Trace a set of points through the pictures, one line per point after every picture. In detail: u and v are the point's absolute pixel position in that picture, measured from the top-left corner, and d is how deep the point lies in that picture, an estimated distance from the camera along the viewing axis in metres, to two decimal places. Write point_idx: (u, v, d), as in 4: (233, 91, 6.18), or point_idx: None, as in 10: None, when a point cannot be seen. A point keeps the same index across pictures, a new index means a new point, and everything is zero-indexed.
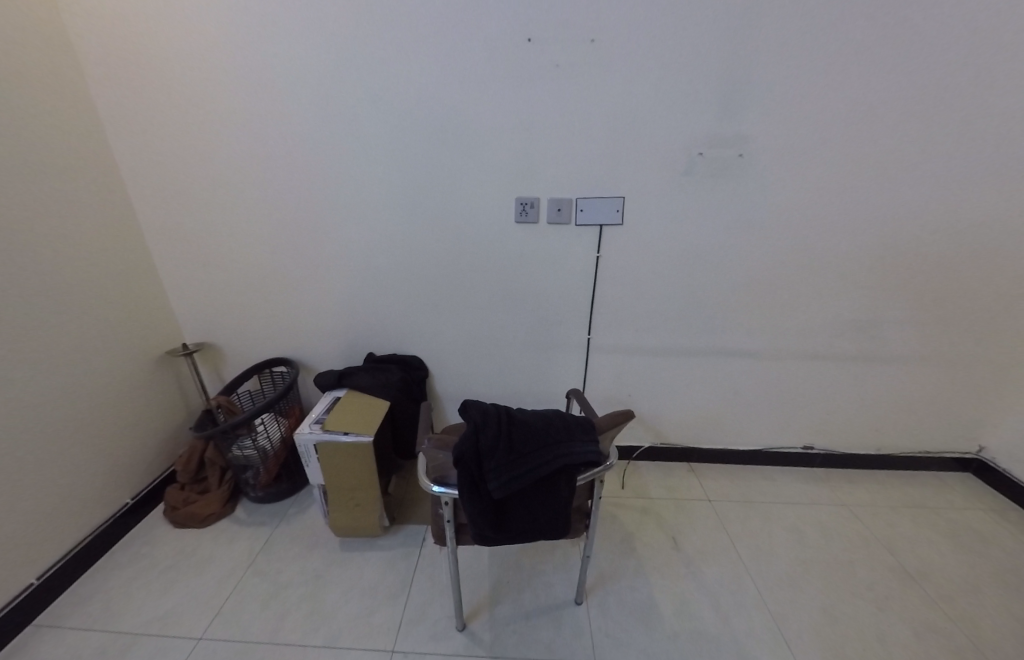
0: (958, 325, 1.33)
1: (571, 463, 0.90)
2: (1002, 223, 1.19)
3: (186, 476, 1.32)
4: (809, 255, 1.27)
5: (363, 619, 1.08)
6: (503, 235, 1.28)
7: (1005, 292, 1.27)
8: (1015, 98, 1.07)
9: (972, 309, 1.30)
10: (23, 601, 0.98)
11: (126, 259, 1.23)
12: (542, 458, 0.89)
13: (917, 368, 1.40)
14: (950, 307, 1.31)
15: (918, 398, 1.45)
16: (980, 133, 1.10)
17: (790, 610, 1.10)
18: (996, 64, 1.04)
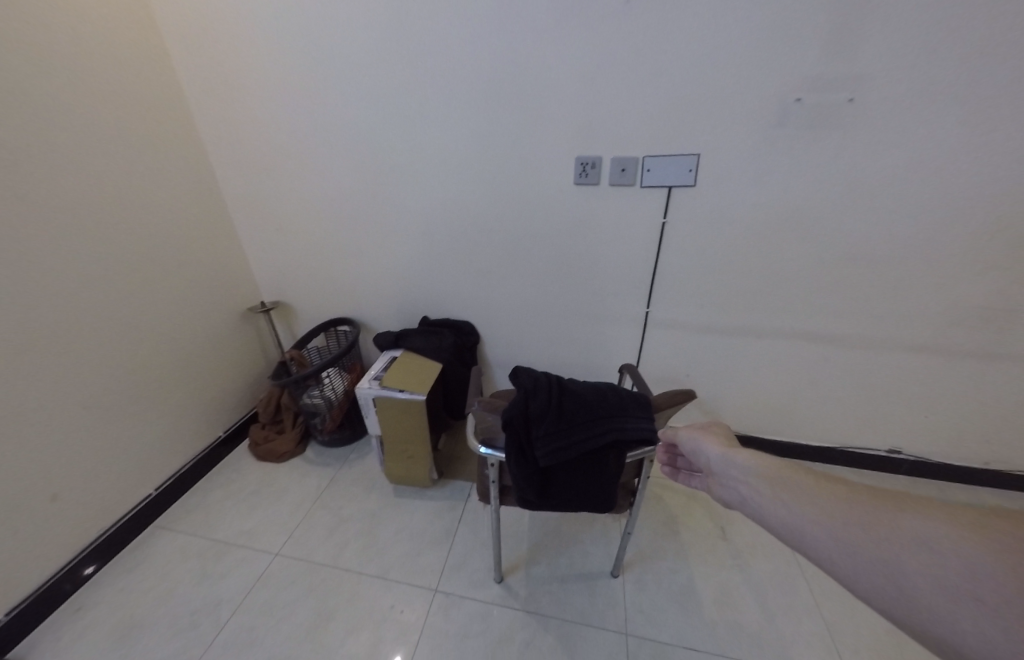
0: None
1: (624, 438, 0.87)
2: None
3: (266, 417, 1.50)
4: (937, 223, 1.03)
5: (410, 558, 1.19)
6: (559, 200, 1.21)
7: None
8: None
9: None
10: (145, 507, 1.22)
11: (212, 223, 1.37)
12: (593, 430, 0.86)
13: None
14: None
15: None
16: None
17: (848, 621, 1.01)
18: None
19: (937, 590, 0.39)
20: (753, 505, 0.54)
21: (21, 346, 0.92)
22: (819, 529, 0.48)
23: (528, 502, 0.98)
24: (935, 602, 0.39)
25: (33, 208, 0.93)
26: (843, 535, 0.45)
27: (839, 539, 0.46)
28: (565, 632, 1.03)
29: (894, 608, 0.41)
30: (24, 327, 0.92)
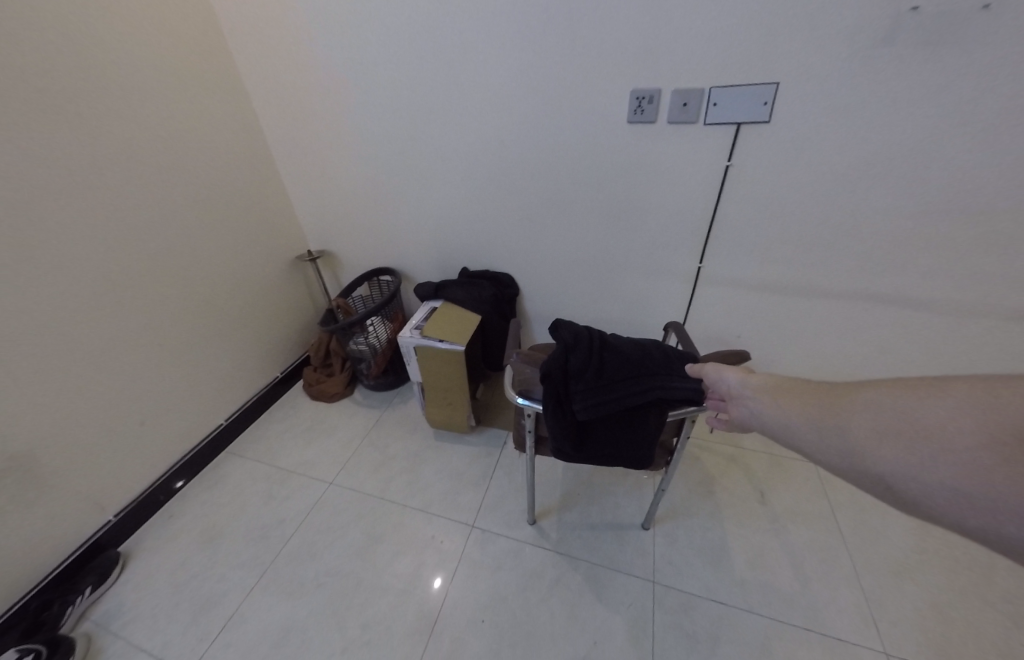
0: None
1: (668, 397, 0.84)
2: None
3: (318, 360, 1.60)
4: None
5: (449, 496, 1.27)
6: (610, 141, 1.11)
7: None
8: None
9: None
10: (218, 434, 1.37)
11: (259, 170, 1.39)
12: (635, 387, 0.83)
13: None
14: None
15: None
16: None
17: (890, 592, 0.98)
18: None
19: (875, 438, 0.43)
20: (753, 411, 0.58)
21: (101, 288, 1.01)
22: (793, 416, 0.52)
23: (564, 453, 0.99)
24: (874, 447, 0.43)
25: (97, 156, 0.97)
26: (810, 414, 0.50)
27: (806, 418, 0.50)
28: (593, 574, 1.08)
29: (844, 463, 0.45)
30: (102, 271, 1.00)
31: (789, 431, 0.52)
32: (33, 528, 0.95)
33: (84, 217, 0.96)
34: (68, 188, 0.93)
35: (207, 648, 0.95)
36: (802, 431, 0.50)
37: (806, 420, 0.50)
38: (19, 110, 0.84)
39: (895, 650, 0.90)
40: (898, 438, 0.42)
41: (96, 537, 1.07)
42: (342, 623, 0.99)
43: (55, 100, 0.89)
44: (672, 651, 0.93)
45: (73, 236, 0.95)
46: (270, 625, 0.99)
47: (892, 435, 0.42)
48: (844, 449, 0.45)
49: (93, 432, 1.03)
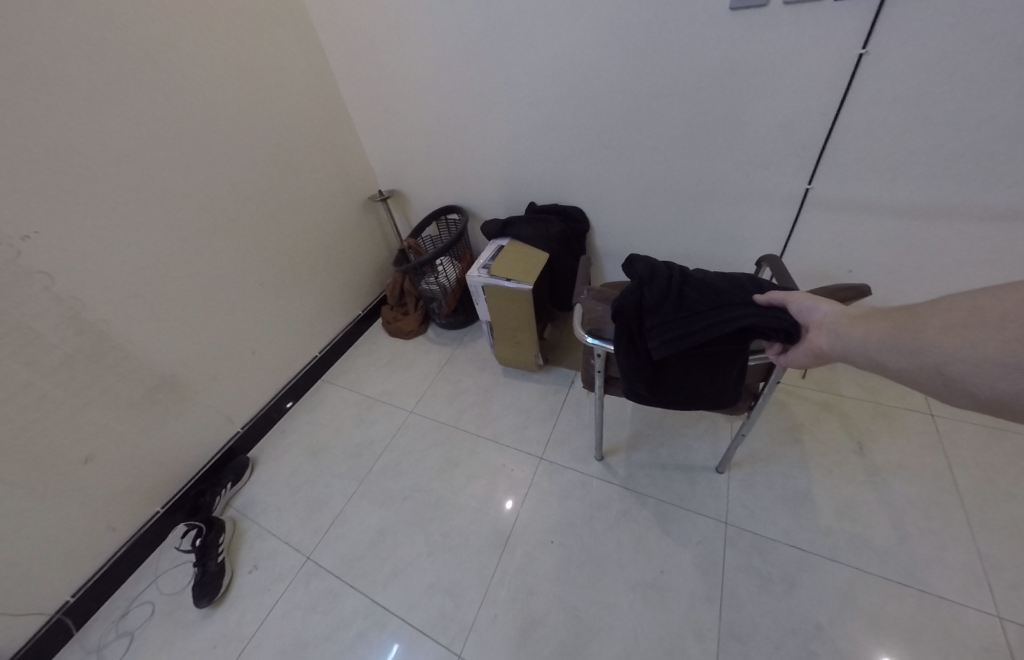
0: None
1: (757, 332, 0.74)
2: None
3: (393, 300, 1.68)
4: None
5: (518, 429, 1.32)
6: (706, 34, 0.92)
7: None
8: None
9: None
10: (314, 364, 1.53)
11: (329, 109, 1.38)
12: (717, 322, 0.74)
13: None
14: None
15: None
16: None
17: (1016, 558, 0.87)
18: None
19: (935, 332, 0.46)
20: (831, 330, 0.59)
21: (206, 232, 1.11)
22: (864, 334, 0.54)
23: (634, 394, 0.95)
24: (930, 340, 0.46)
25: (187, 103, 1.02)
26: (880, 330, 0.53)
27: (875, 334, 0.53)
28: (662, 511, 1.08)
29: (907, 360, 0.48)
30: (204, 216, 1.10)
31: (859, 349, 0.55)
32: (183, 435, 1.16)
33: (183, 164, 1.03)
34: (167, 136, 0.99)
35: (320, 539, 1.13)
36: (868, 348, 0.54)
37: (875, 336, 0.53)
38: (118, 58, 0.89)
39: (1011, 615, 0.81)
40: (956, 329, 0.44)
41: (230, 444, 1.29)
42: (427, 531, 1.12)
43: (144, 45, 0.92)
44: (743, 588, 0.93)
45: (179, 182, 1.03)
46: (367, 527, 1.14)
47: (944, 331, 0.45)
48: (905, 352, 0.49)
49: (216, 359, 1.19)
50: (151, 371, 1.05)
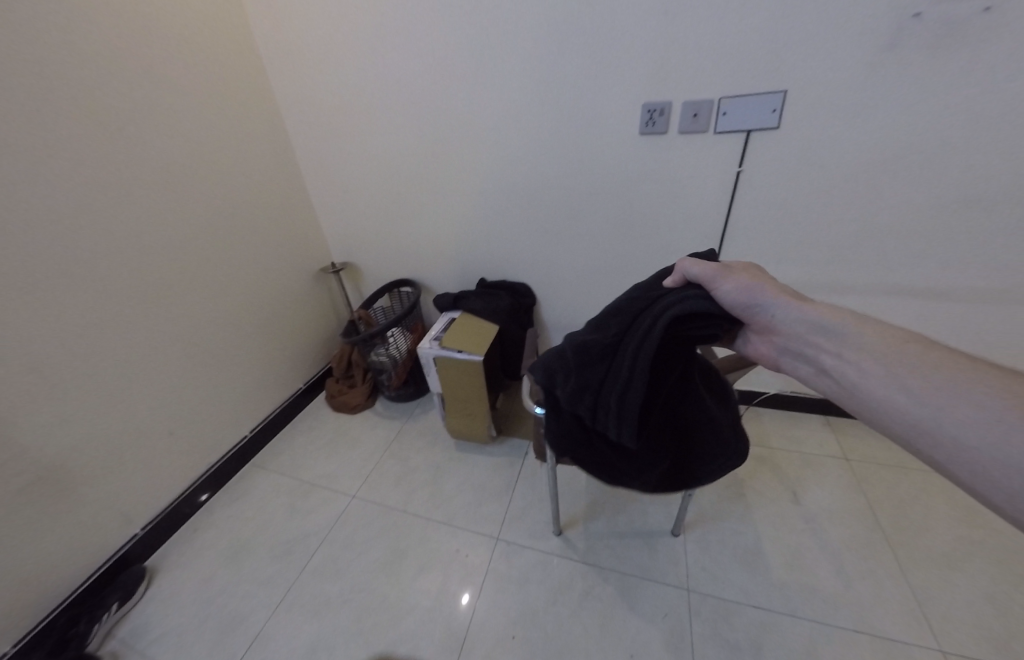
0: None
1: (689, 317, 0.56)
2: None
3: (339, 373, 1.62)
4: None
5: (473, 507, 1.25)
6: (623, 150, 1.14)
7: None
8: None
9: None
10: (242, 447, 1.36)
11: (285, 189, 1.44)
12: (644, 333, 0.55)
13: None
14: None
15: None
16: None
17: (939, 590, 0.95)
18: None
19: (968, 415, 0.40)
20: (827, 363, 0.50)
21: (132, 297, 1.03)
22: (895, 369, 0.45)
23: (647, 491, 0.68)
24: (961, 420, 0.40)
25: (136, 174, 1.03)
26: (926, 371, 0.43)
27: (923, 373, 0.43)
28: (625, 584, 1.05)
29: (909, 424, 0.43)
30: (134, 282, 1.03)
31: (857, 377, 0.47)
32: (62, 540, 0.95)
33: (120, 230, 1.00)
34: (106, 202, 0.97)
35: None
36: (891, 381, 0.45)
37: (917, 372, 0.44)
38: (69, 132, 0.90)
39: (949, 651, 0.86)
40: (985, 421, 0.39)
41: (123, 551, 1.06)
42: (369, 641, 0.96)
43: (101, 123, 0.95)
44: None
45: (114, 248, 0.99)
46: (295, 644, 0.95)
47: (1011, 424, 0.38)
48: (935, 412, 0.41)
49: (122, 443, 1.03)
50: (34, 459, 0.88)
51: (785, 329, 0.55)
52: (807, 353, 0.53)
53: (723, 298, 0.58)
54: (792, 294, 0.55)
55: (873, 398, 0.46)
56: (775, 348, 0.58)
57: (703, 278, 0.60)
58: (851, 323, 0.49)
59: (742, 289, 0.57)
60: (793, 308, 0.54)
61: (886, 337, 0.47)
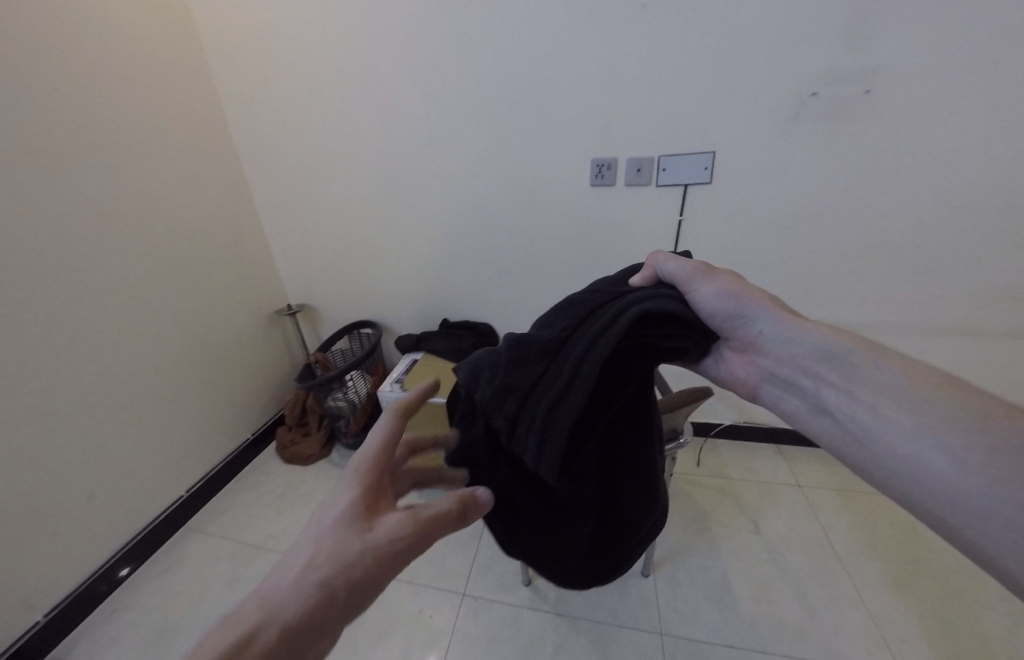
0: None
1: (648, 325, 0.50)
2: None
3: (292, 421, 1.52)
4: (966, 202, 1.01)
5: (437, 561, 1.17)
6: (577, 199, 1.23)
7: None
8: None
9: None
10: (177, 509, 1.23)
11: (240, 231, 1.41)
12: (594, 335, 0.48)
13: None
14: None
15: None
16: None
17: (893, 612, 0.98)
18: None
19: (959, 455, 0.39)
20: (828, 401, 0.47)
21: (56, 344, 0.95)
22: (921, 421, 0.41)
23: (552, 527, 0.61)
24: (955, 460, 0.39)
25: (75, 216, 0.98)
26: (972, 430, 0.39)
27: (962, 431, 0.39)
28: (598, 634, 1.00)
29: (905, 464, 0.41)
30: (60, 328, 0.96)
31: (872, 424, 0.43)
32: None
33: (50, 271, 0.94)
34: (37, 245, 0.92)
35: None
36: (925, 438, 0.40)
37: (956, 429, 0.39)
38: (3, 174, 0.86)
39: None
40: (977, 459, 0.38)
41: (17, 647, 0.91)
42: None
43: (40, 166, 0.92)
44: None
45: (40, 293, 0.92)
46: None
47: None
48: (975, 481, 0.37)
49: (28, 511, 0.91)
50: None
51: (773, 347, 0.53)
52: (804, 381, 0.50)
53: (708, 303, 0.56)
54: (786, 315, 0.54)
55: (890, 449, 0.42)
56: (758, 370, 0.55)
57: (681, 276, 0.58)
58: (861, 357, 0.47)
59: (730, 296, 0.55)
60: (784, 324, 0.53)
61: (914, 382, 0.43)
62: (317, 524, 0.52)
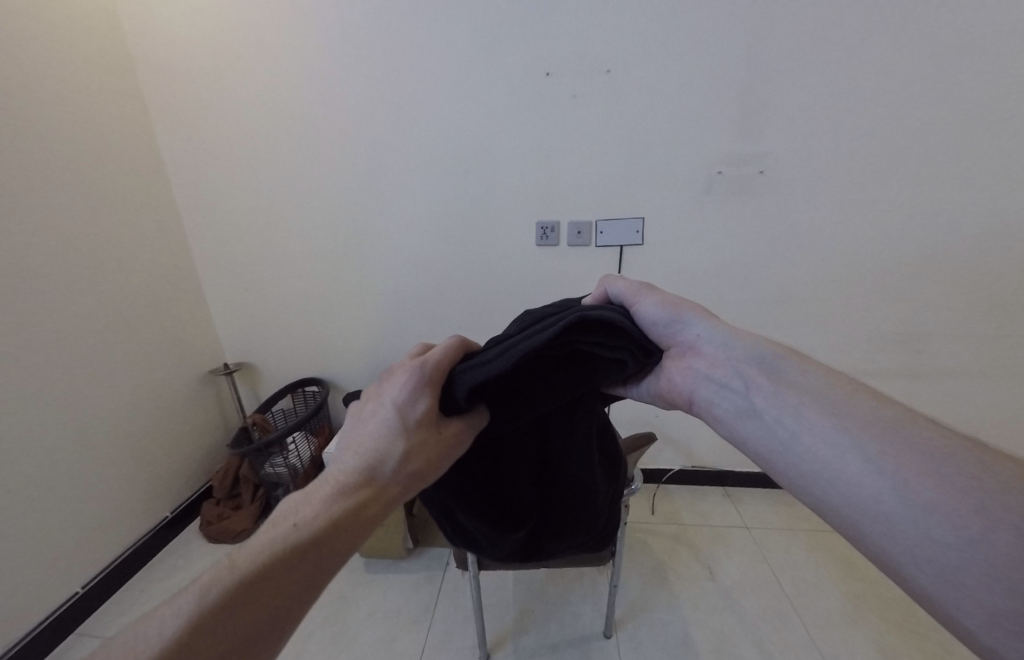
0: None
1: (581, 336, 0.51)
2: None
3: (221, 493, 1.38)
4: (850, 263, 1.20)
5: (385, 644, 1.06)
6: (525, 258, 1.31)
7: None
8: None
9: None
10: (68, 609, 1.06)
11: (176, 287, 1.35)
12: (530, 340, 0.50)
13: (982, 387, 1.25)
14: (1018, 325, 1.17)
15: (1006, 423, 1.26)
16: None
17: (842, 650, 1.01)
18: None
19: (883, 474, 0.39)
20: (768, 417, 0.47)
21: None
22: (844, 424, 0.43)
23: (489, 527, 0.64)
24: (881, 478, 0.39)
25: None
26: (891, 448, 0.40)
27: (899, 451, 0.40)
28: None
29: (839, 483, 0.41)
30: None
31: (799, 426, 0.45)
32: None
33: None
34: None
35: None
36: (855, 446, 0.41)
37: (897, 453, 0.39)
38: None
39: None
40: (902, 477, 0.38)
41: None
42: None
43: None
44: None
45: None
46: None
47: (965, 506, 0.36)
48: (890, 483, 0.39)
49: None
50: None
51: (707, 352, 0.55)
52: (735, 382, 0.51)
53: (649, 314, 0.59)
54: (722, 325, 0.55)
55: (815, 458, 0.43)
56: (695, 377, 0.55)
57: (628, 293, 0.61)
58: (786, 364, 0.50)
59: (668, 305, 0.58)
60: (718, 330, 0.55)
61: (837, 392, 0.46)
62: (392, 410, 0.52)
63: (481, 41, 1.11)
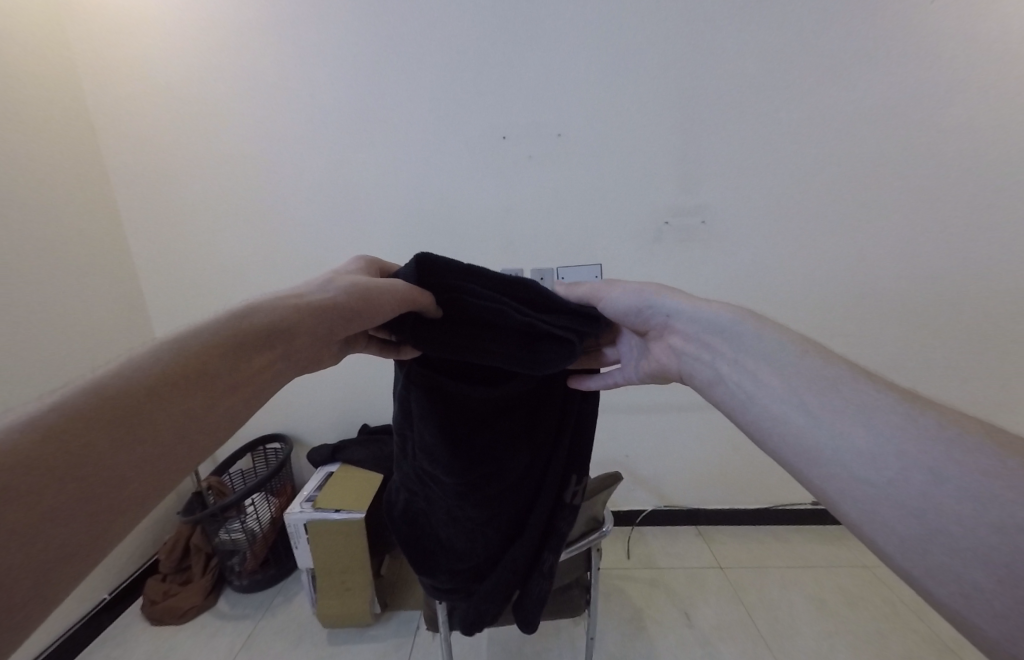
0: (955, 370, 1.30)
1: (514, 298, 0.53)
2: (969, 270, 1.21)
3: (169, 567, 1.30)
4: (791, 302, 1.29)
5: None
6: None
7: (993, 331, 1.25)
8: (950, 163, 1.15)
9: (965, 353, 1.28)
10: None
11: (121, 342, 1.34)
12: (471, 311, 0.51)
13: None
14: (944, 354, 1.28)
15: None
16: (925, 191, 1.17)
17: None
18: (927, 140, 1.14)
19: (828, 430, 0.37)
20: (727, 382, 0.48)
21: None
22: (799, 388, 0.41)
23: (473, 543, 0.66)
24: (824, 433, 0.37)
25: None
26: (839, 402, 0.38)
27: (852, 414, 0.37)
28: None
29: (780, 434, 0.42)
30: None
31: (756, 388, 0.45)
32: None
33: None
34: None
35: None
36: (796, 398, 0.41)
37: (850, 417, 0.37)
38: None
39: None
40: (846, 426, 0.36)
41: None
42: None
43: None
44: None
45: None
46: None
47: (891, 449, 0.34)
48: (824, 430, 0.38)
49: None
50: None
51: (681, 328, 0.56)
52: (704, 354, 0.52)
53: (616, 303, 0.61)
54: (691, 298, 0.55)
55: (768, 414, 0.43)
56: (674, 352, 0.57)
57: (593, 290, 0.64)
58: (749, 326, 0.48)
59: (637, 292, 0.60)
60: (683, 300, 0.56)
61: (789, 346, 0.45)
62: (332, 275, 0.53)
63: (442, 110, 1.20)
